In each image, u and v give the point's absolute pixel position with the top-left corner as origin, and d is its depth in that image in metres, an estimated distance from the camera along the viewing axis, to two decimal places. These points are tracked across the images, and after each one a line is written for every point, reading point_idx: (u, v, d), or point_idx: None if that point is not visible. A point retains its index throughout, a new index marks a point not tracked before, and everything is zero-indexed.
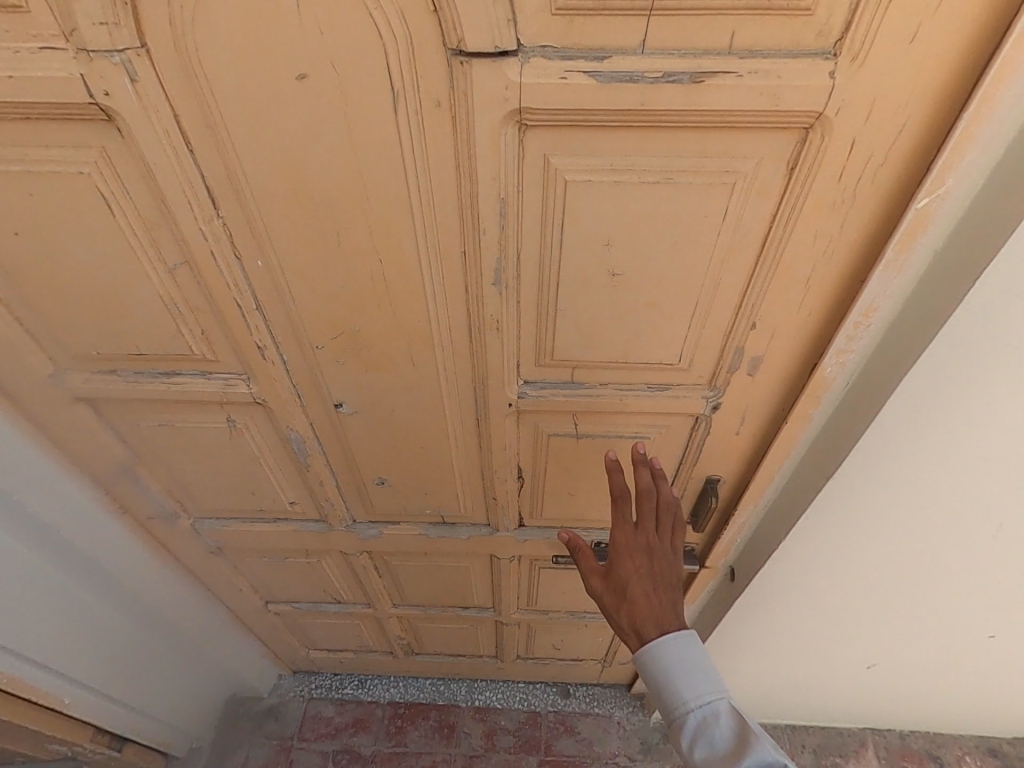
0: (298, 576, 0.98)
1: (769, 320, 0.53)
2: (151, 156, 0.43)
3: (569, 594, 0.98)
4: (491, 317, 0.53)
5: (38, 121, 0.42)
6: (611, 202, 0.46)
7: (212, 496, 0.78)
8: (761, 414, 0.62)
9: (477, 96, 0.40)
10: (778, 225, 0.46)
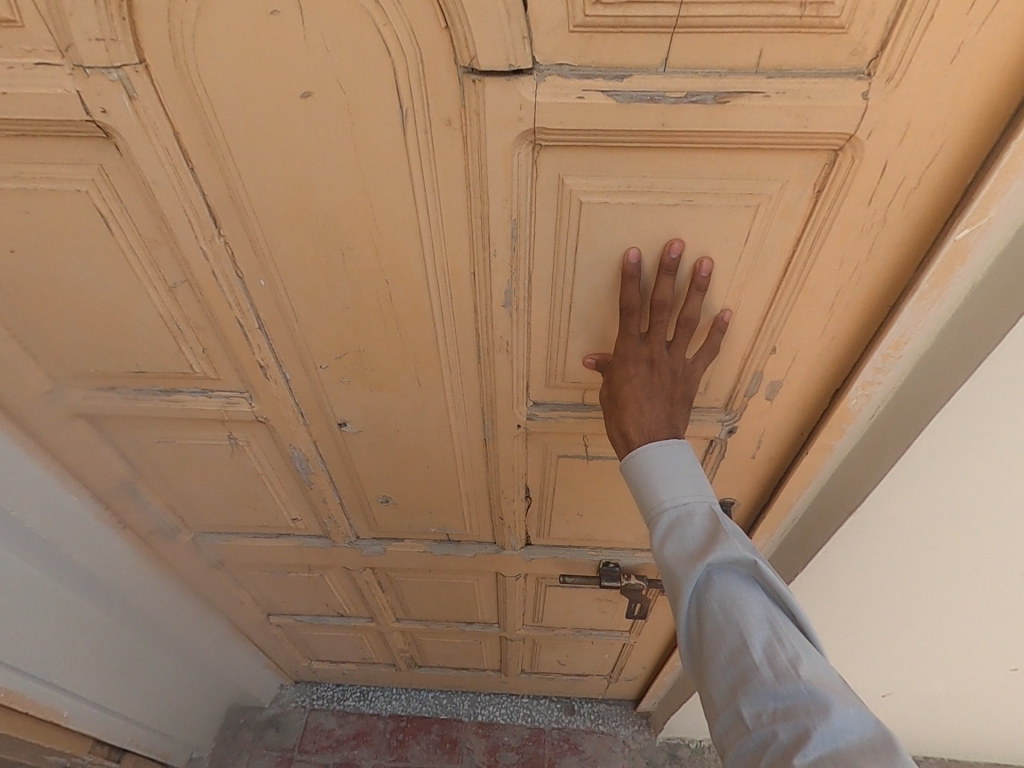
0: (304, 588, 1.03)
1: (791, 343, 0.53)
2: (150, 174, 0.43)
3: (584, 601, 0.99)
4: (501, 338, 0.53)
5: (32, 138, 0.41)
6: (627, 224, 0.45)
7: (229, 503, 0.80)
8: (778, 433, 0.62)
9: (490, 115, 0.39)
10: (802, 247, 0.46)
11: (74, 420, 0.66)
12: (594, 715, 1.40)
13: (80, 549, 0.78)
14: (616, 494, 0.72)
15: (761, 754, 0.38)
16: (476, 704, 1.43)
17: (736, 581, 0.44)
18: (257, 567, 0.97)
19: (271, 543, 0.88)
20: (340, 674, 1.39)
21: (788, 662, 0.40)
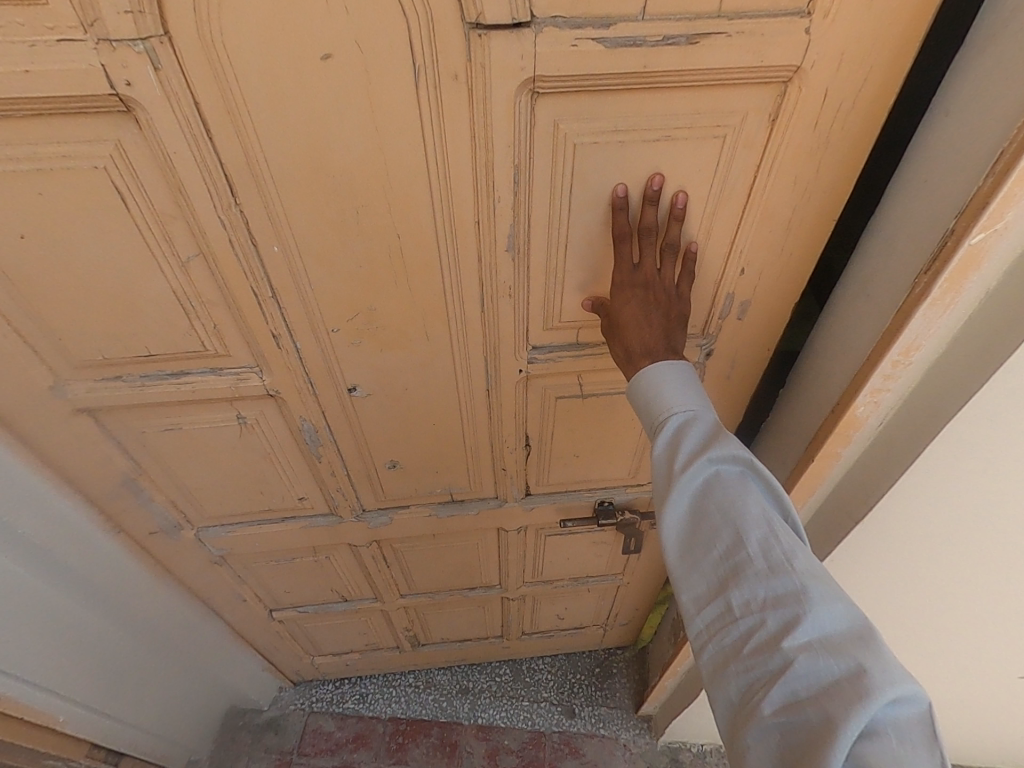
0: (309, 574, 1.05)
1: (756, 263, 0.59)
2: (171, 145, 0.45)
3: (581, 548, 1.04)
4: (504, 284, 0.58)
5: (50, 116, 0.43)
6: (614, 161, 0.50)
7: (235, 487, 0.82)
8: (746, 357, 0.70)
9: (494, 67, 0.43)
10: (761, 175, 0.52)
11: (75, 414, 0.67)
12: (595, 718, 1.42)
13: (72, 553, 0.80)
14: (609, 431, 0.78)
15: (750, 633, 0.44)
16: (475, 708, 1.45)
17: (734, 482, 0.49)
18: (260, 556, 0.98)
19: (276, 528, 0.90)
20: (342, 665, 1.41)
21: (778, 555, 0.46)
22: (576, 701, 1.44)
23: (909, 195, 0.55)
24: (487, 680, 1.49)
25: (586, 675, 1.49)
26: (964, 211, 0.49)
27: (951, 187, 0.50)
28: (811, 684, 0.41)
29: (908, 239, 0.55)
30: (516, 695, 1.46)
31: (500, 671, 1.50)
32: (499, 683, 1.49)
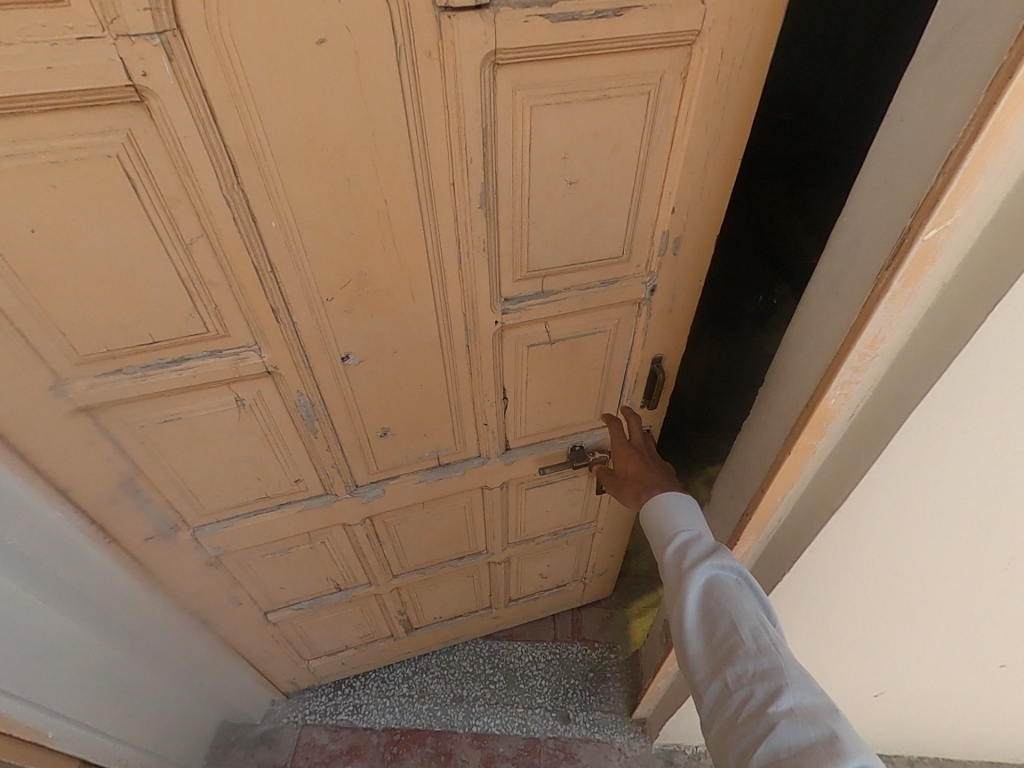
0: (301, 566, 1.08)
1: (683, 202, 0.70)
2: (182, 130, 0.50)
3: (557, 497, 1.16)
4: (477, 239, 0.66)
5: (65, 111, 0.47)
6: (564, 121, 0.59)
7: (231, 475, 0.85)
8: (683, 290, 0.82)
9: (462, 42, 0.51)
10: (680, 124, 0.63)
11: (72, 415, 0.68)
12: (590, 723, 1.47)
13: (61, 565, 0.81)
14: (573, 375, 0.90)
15: (745, 703, 0.60)
16: (470, 715, 1.49)
17: (732, 585, 0.69)
18: (255, 551, 1.01)
19: (274, 516, 0.94)
20: (339, 665, 1.45)
21: (766, 642, 0.63)
22: (571, 706, 1.49)
23: (872, 197, 0.58)
24: (481, 688, 1.53)
25: (579, 681, 1.54)
26: (918, 208, 0.52)
27: (905, 186, 0.54)
28: (790, 746, 0.56)
29: (869, 237, 0.59)
30: (510, 702, 1.50)
31: (493, 679, 1.54)
32: (494, 690, 1.53)
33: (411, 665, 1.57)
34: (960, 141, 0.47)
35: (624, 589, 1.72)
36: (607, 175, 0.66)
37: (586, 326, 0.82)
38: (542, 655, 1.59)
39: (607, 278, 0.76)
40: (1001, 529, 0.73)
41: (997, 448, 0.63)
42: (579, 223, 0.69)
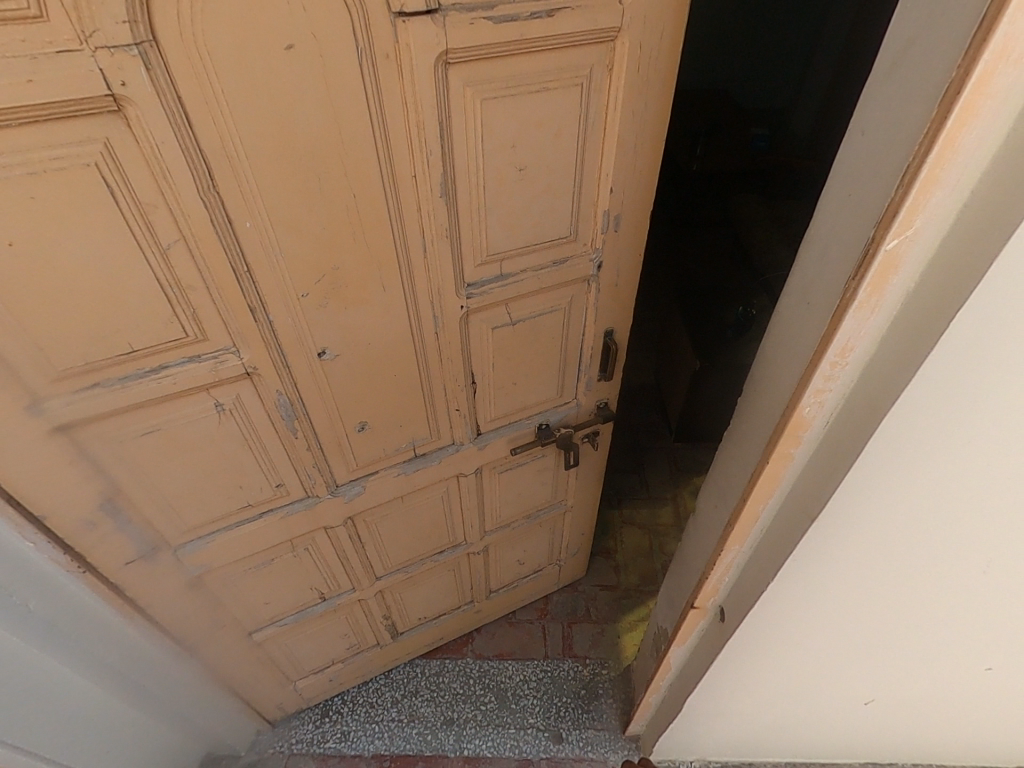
0: (284, 579, 1.09)
1: (619, 182, 0.80)
2: (159, 136, 0.54)
3: (528, 479, 1.23)
4: (439, 226, 0.72)
5: (45, 122, 0.50)
6: (509, 113, 0.68)
7: (213, 486, 0.86)
8: (626, 264, 0.91)
9: (416, 43, 0.58)
10: (610, 112, 0.73)
11: (49, 435, 0.68)
12: (583, 741, 1.51)
13: (32, 595, 0.80)
14: (534, 357, 0.97)
15: None
16: (461, 738, 1.51)
17: None
18: (239, 566, 1.01)
19: (256, 526, 0.95)
20: (326, 682, 1.46)
21: None
22: (564, 725, 1.52)
23: (838, 207, 0.62)
24: (472, 710, 1.56)
25: (571, 698, 1.58)
26: (881, 219, 0.54)
27: (869, 196, 0.56)
28: None
29: (838, 247, 0.62)
30: (501, 723, 1.53)
31: (484, 701, 1.57)
32: (485, 712, 1.55)
33: (400, 689, 1.58)
34: (915, 154, 0.50)
35: (615, 603, 1.78)
36: (552, 161, 0.74)
37: (543, 306, 0.90)
38: (533, 674, 1.62)
39: (558, 257, 0.85)
40: (980, 538, 0.74)
41: (975, 460, 0.64)
42: (531, 206, 0.77)
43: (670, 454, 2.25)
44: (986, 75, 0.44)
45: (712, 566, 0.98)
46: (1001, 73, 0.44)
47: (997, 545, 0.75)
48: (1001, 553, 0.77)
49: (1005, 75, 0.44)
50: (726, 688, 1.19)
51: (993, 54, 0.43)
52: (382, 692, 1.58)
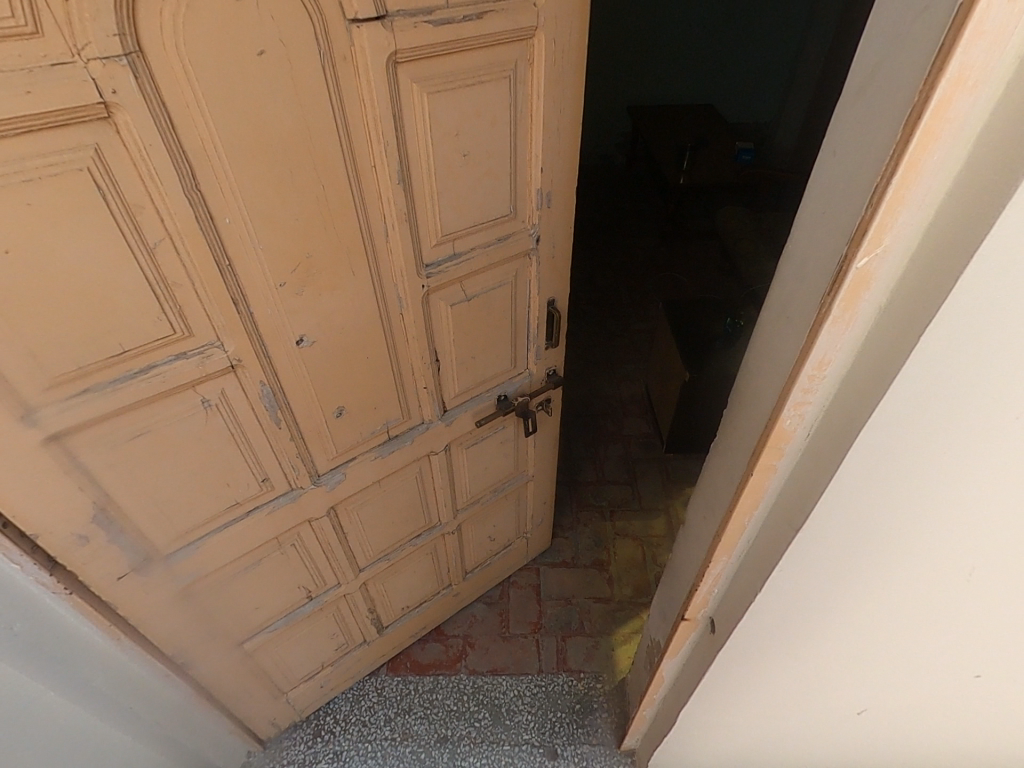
0: (273, 581, 1.11)
1: (550, 163, 0.90)
2: (147, 140, 0.58)
3: (491, 452, 1.30)
4: (398, 212, 0.79)
5: (39, 131, 0.53)
6: (452, 105, 0.76)
7: (203, 487, 0.89)
8: (560, 237, 1.02)
9: (369, 46, 0.66)
10: (537, 100, 0.83)
11: (42, 446, 0.70)
12: (578, 756, 1.51)
13: (17, 620, 0.80)
14: (488, 331, 1.05)
15: None
16: (455, 756, 1.51)
17: None
18: (228, 570, 1.03)
19: (243, 525, 0.97)
20: (317, 689, 1.47)
21: None
22: (559, 740, 1.53)
23: (813, 223, 0.64)
24: (466, 727, 1.56)
25: (566, 713, 1.59)
26: (852, 237, 0.56)
27: (842, 215, 0.58)
28: None
29: (815, 266, 0.64)
30: (496, 739, 1.54)
31: (478, 717, 1.58)
32: (479, 729, 1.56)
33: (393, 707, 1.59)
34: (882, 175, 0.51)
35: (609, 615, 1.80)
36: (490, 146, 0.83)
37: (492, 280, 0.99)
38: (528, 689, 1.63)
39: (502, 233, 0.94)
40: (959, 545, 0.76)
41: (952, 470, 0.66)
42: (476, 188, 0.86)
43: (661, 465, 2.28)
44: (944, 102, 0.46)
45: (702, 576, 1.02)
46: (958, 101, 0.46)
47: (976, 551, 0.77)
48: (984, 560, 0.79)
49: (963, 100, 0.46)
50: (719, 700, 1.20)
51: (950, 82, 0.45)
52: (375, 710, 1.58)
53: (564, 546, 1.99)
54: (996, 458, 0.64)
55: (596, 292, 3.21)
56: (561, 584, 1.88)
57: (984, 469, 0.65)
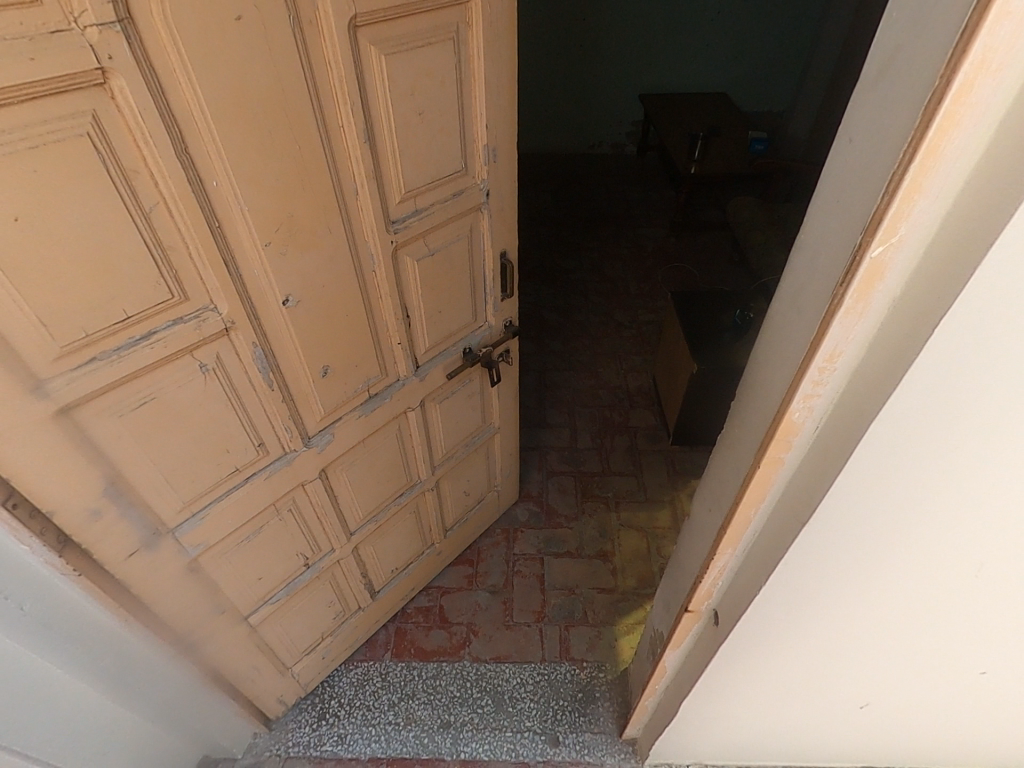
0: (274, 548, 1.17)
1: (491, 118, 1.03)
2: (139, 104, 0.64)
3: (460, 405, 1.42)
4: (365, 170, 0.89)
5: (41, 98, 0.58)
6: (405, 67, 0.87)
7: (204, 454, 0.93)
8: (504, 189, 1.16)
9: (332, 10, 0.74)
10: (476, 60, 0.96)
11: (53, 419, 0.73)
12: (579, 745, 1.54)
13: (27, 600, 0.84)
14: (449, 286, 1.18)
15: None
16: (457, 742, 1.54)
17: None
18: (230, 542, 1.07)
19: (243, 491, 1.03)
20: (319, 661, 1.53)
21: None
22: (561, 728, 1.56)
23: (827, 211, 0.62)
24: (469, 713, 1.60)
25: (568, 702, 1.61)
26: (865, 227, 0.54)
27: (856, 203, 0.56)
28: None
29: (826, 255, 0.62)
30: (499, 726, 1.57)
31: (481, 704, 1.61)
32: (482, 715, 1.59)
33: (397, 692, 1.63)
34: (899, 161, 0.50)
35: (612, 606, 1.83)
36: (440, 104, 0.95)
37: (450, 235, 1.11)
38: (530, 677, 1.66)
39: (455, 189, 1.06)
40: (956, 537, 0.77)
41: (952, 462, 0.66)
42: (431, 145, 0.97)
43: (667, 457, 2.30)
44: (965, 86, 0.44)
45: (706, 571, 1.02)
46: (980, 85, 0.44)
47: (972, 545, 0.79)
48: (982, 551, 0.80)
49: (984, 84, 0.44)
50: (720, 693, 1.22)
51: (972, 65, 0.43)
52: (379, 695, 1.63)
53: (569, 536, 2.02)
54: (995, 450, 0.65)
55: (605, 283, 3.22)
56: (565, 574, 1.92)
57: (980, 463, 0.67)
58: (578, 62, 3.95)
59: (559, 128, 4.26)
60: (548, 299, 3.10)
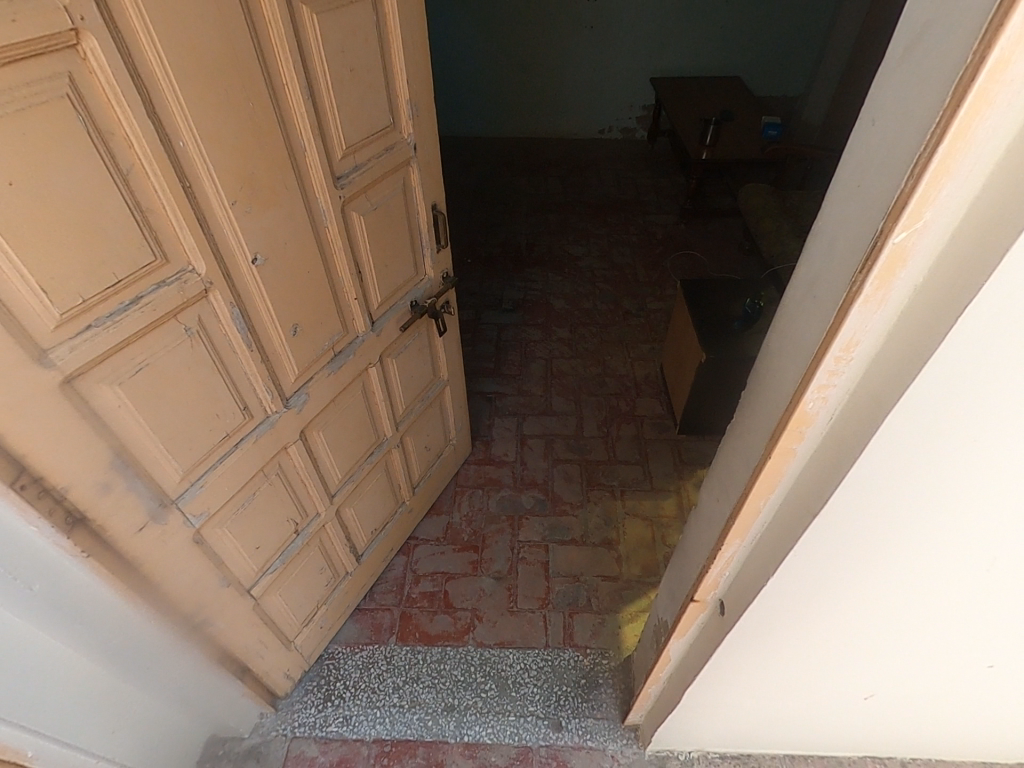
0: (265, 520, 1.15)
1: (414, 71, 1.06)
2: (112, 65, 0.63)
3: (414, 358, 1.44)
4: (309, 127, 0.90)
5: (22, 59, 0.56)
6: (335, 24, 0.88)
7: (197, 424, 0.92)
8: (428, 144, 1.19)
9: None
10: (393, 18, 0.98)
11: (58, 392, 0.71)
12: (582, 729, 1.53)
13: (37, 582, 0.82)
14: (394, 238, 1.19)
15: None
16: (460, 725, 1.53)
17: None
18: (228, 512, 1.06)
19: (234, 458, 1.01)
20: (318, 629, 1.53)
21: None
22: (563, 714, 1.55)
23: (847, 200, 0.58)
24: (472, 697, 1.59)
25: (571, 687, 1.60)
26: (888, 211, 0.51)
27: (877, 189, 0.52)
28: None
29: (845, 244, 0.58)
30: (502, 711, 1.56)
31: (484, 688, 1.60)
32: (485, 699, 1.58)
33: (401, 675, 1.62)
34: (927, 141, 0.46)
35: (616, 594, 1.82)
36: (368, 60, 0.96)
37: (388, 189, 1.13)
38: (534, 662, 1.65)
39: (388, 144, 1.08)
40: (977, 531, 0.75)
41: (977, 453, 0.63)
42: (363, 100, 0.98)
43: (674, 445, 2.28)
44: (1000, 62, 0.40)
45: (713, 561, 0.98)
46: (1016, 60, 0.40)
47: (994, 537, 0.76)
48: (997, 546, 0.77)
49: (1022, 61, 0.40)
50: (728, 682, 1.20)
51: (1010, 39, 0.39)
52: (382, 678, 1.62)
53: (573, 524, 2.01)
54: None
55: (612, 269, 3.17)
56: (569, 561, 1.90)
57: (1009, 454, 0.63)
58: (584, 45, 3.87)
59: (564, 111, 4.19)
60: (553, 287, 3.06)
